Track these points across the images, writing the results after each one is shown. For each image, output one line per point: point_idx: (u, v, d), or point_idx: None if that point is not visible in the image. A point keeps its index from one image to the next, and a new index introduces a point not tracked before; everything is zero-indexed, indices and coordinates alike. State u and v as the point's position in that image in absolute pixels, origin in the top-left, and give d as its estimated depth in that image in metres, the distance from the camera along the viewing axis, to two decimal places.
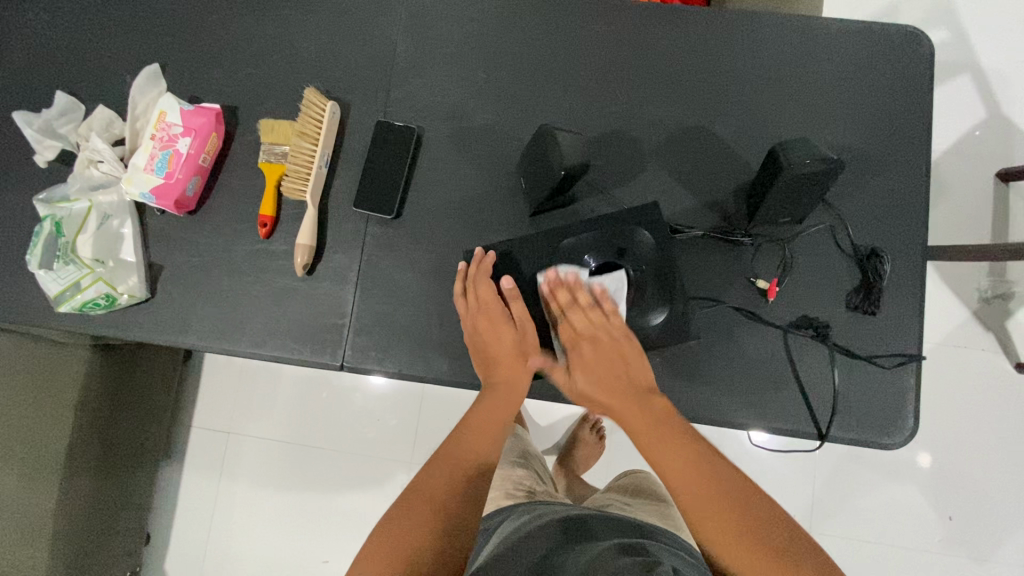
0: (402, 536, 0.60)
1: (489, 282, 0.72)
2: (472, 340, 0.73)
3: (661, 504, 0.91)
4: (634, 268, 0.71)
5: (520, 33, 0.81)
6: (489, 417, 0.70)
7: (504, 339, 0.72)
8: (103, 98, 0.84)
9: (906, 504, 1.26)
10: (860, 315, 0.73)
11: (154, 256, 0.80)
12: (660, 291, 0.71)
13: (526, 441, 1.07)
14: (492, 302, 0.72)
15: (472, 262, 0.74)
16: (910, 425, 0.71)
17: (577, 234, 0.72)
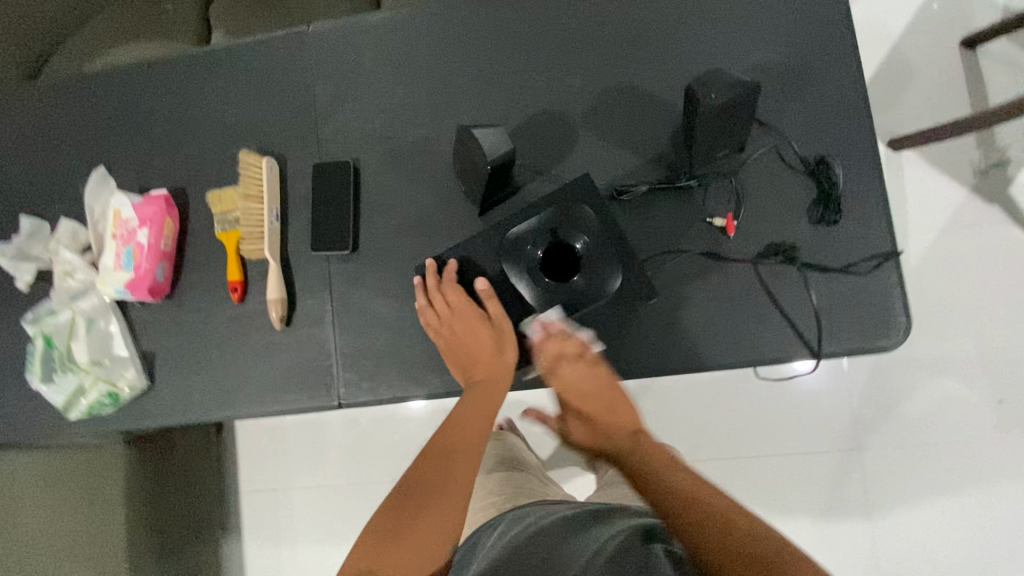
0: (396, 538, 0.64)
1: (456, 287, 0.73)
2: (449, 344, 0.75)
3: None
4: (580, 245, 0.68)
5: (429, 41, 0.82)
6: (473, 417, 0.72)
7: (482, 339, 0.73)
8: (64, 211, 0.88)
9: (950, 398, 1.22)
10: (825, 226, 0.72)
11: (144, 345, 0.84)
12: (611, 259, 0.68)
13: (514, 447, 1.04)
14: (463, 304, 0.73)
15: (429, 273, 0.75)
16: (902, 321, 0.70)
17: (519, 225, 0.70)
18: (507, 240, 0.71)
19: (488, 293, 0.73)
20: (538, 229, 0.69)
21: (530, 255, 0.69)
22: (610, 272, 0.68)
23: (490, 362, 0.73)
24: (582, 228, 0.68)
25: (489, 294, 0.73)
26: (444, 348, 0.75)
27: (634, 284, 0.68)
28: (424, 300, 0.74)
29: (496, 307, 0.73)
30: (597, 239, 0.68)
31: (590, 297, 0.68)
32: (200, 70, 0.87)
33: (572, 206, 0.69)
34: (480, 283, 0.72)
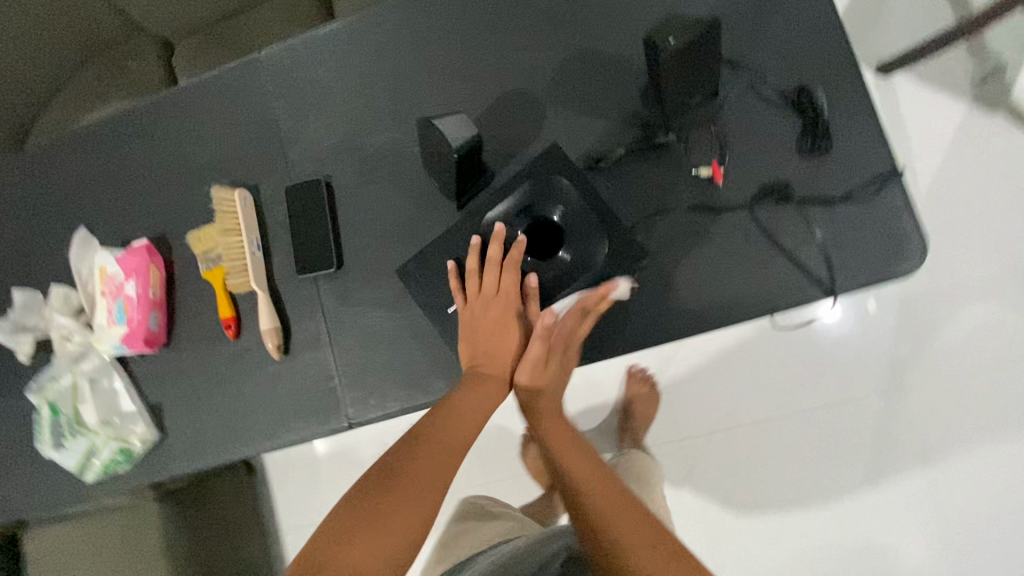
0: (378, 510, 0.52)
1: (514, 272, 0.67)
2: (471, 324, 0.68)
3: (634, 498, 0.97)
4: (563, 217, 0.67)
5: (380, 45, 0.80)
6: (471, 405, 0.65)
7: (510, 337, 0.67)
8: (54, 278, 0.88)
9: (987, 321, 1.16)
10: (817, 156, 0.68)
11: (149, 397, 0.83)
12: (597, 227, 0.67)
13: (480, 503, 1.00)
14: (510, 291, 0.67)
15: (494, 240, 0.67)
16: (917, 242, 0.65)
17: (500, 206, 0.70)
18: (484, 226, 0.70)
19: (534, 293, 0.67)
20: (515, 210, 0.69)
21: (512, 236, 0.69)
22: (594, 241, 0.67)
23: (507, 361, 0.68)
24: (559, 202, 0.68)
25: (535, 293, 0.67)
26: (463, 328, 0.68)
27: (622, 249, 0.67)
28: (473, 266, 0.68)
29: (537, 311, 0.67)
30: (576, 210, 0.67)
31: (578, 269, 0.67)
32: (164, 116, 0.87)
33: (546, 180, 0.68)
34: (536, 279, 0.66)
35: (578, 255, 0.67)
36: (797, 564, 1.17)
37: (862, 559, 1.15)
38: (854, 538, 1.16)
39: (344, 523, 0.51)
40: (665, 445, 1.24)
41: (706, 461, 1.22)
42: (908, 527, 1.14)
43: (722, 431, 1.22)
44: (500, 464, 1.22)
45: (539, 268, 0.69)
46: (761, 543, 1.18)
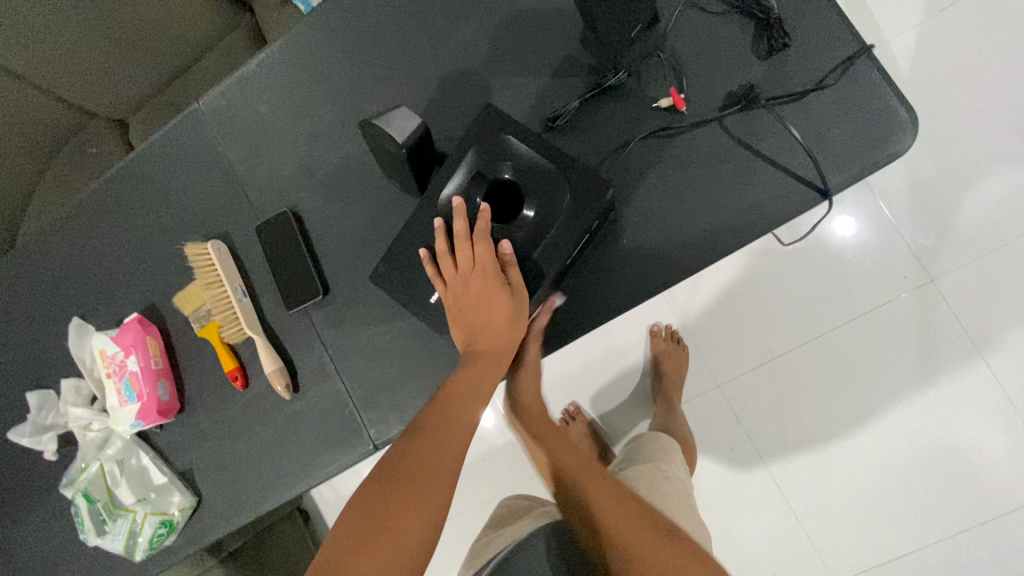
0: (387, 521, 0.48)
1: (486, 243, 0.59)
2: (456, 304, 0.61)
3: (659, 478, 0.86)
4: (521, 176, 0.61)
5: (312, 62, 0.79)
6: (469, 388, 0.57)
7: (495, 307, 0.59)
8: (63, 372, 0.89)
9: (1006, 187, 1.10)
10: (778, 56, 0.64)
11: (178, 465, 0.82)
12: (559, 175, 0.60)
13: (516, 501, 0.97)
14: (486, 261, 0.59)
15: (456, 216, 0.60)
16: (905, 117, 0.61)
17: (452, 179, 0.63)
18: (443, 205, 0.63)
19: (512, 259, 0.59)
20: (468, 181, 0.62)
21: (473, 208, 0.62)
22: (557, 188, 0.60)
23: (503, 336, 0.60)
24: (510, 158, 0.61)
25: (512, 260, 0.59)
26: (449, 309, 0.61)
27: (588, 191, 0.60)
28: (443, 249, 0.60)
29: (517, 277, 0.59)
30: (529, 162, 0.61)
31: (548, 221, 0.60)
32: (126, 189, 0.87)
33: (492, 140, 0.62)
34: (508, 246, 0.59)
35: (545, 209, 0.60)
36: (869, 482, 1.12)
37: (935, 461, 1.09)
38: (920, 441, 1.10)
39: (358, 526, 0.48)
40: (704, 394, 1.21)
41: (750, 400, 1.19)
42: (975, 417, 1.09)
43: (760, 366, 1.19)
44: None
45: (508, 233, 0.62)
46: (826, 470, 1.14)
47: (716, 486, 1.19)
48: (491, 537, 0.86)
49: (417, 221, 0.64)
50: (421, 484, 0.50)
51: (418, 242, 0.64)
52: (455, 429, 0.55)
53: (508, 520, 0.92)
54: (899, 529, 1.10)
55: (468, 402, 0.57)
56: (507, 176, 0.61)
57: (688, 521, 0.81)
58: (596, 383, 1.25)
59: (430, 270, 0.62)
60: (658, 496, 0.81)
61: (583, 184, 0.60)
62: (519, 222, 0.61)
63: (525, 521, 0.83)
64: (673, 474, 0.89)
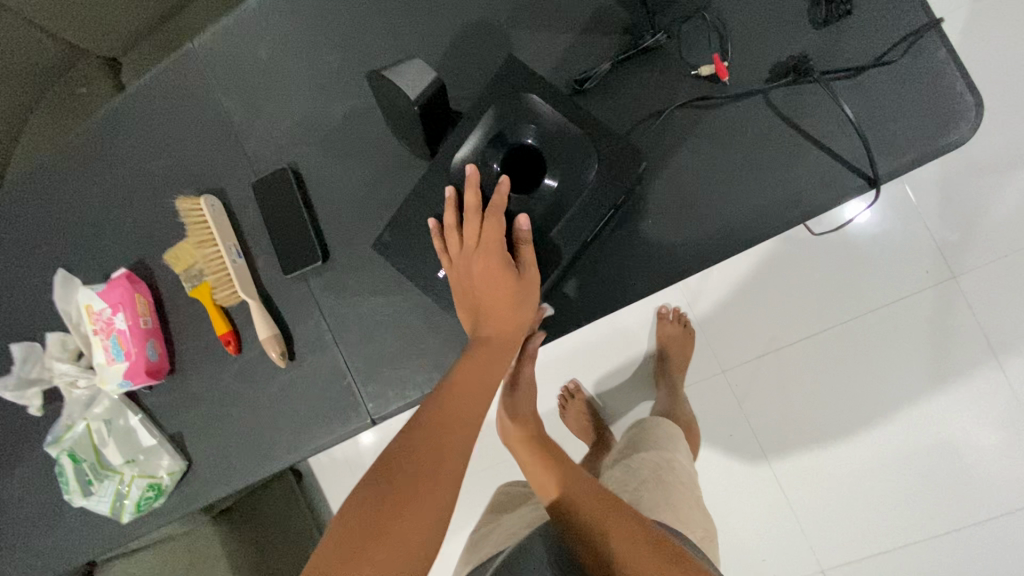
0: (385, 523, 0.44)
1: (499, 218, 0.53)
2: (463, 284, 0.55)
3: (664, 470, 0.84)
4: (544, 141, 0.55)
5: (318, 4, 0.72)
6: (477, 379, 0.54)
7: (506, 290, 0.54)
8: (48, 326, 0.85)
9: None
10: (835, 26, 0.58)
11: (167, 428, 0.80)
12: (587, 143, 0.54)
13: (517, 488, 0.97)
14: (498, 240, 0.53)
15: (468, 186, 0.54)
16: (971, 102, 0.55)
17: (467, 141, 0.57)
18: (456, 170, 0.57)
19: (528, 237, 0.53)
20: (485, 144, 0.56)
21: (489, 175, 0.56)
22: (583, 158, 0.54)
23: (512, 320, 0.55)
24: (534, 121, 0.55)
25: (527, 238, 0.53)
26: (455, 288, 0.56)
27: (616, 161, 0.54)
28: (452, 222, 0.55)
29: (531, 258, 0.54)
30: (554, 127, 0.55)
31: (572, 193, 0.54)
32: (114, 134, 0.81)
33: (515, 99, 0.55)
34: (525, 222, 0.53)
35: (569, 180, 0.55)
36: (868, 476, 1.10)
37: (939, 460, 1.08)
38: (925, 439, 1.08)
39: (355, 527, 0.44)
40: (709, 380, 1.19)
41: (755, 388, 1.16)
42: (981, 416, 1.06)
43: (768, 355, 1.16)
44: None
45: (525, 205, 0.56)
46: (824, 461, 1.12)
47: (713, 472, 1.17)
48: (492, 527, 0.86)
49: (426, 186, 0.59)
50: (424, 485, 0.46)
51: (426, 212, 0.59)
52: (461, 418, 0.51)
53: (509, 507, 0.92)
54: (891, 522, 1.09)
55: (475, 393, 0.53)
56: (529, 141, 0.56)
57: (692, 512, 0.81)
58: (599, 364, 1.22)
59: (437, 243, 0.56)
60: (664, 489, 0.81)
61: (611, 155, 0.54)
62: (538, 193, 0.55)
63: (527, 511, 0.83)
64: (679, 464, 0.87)
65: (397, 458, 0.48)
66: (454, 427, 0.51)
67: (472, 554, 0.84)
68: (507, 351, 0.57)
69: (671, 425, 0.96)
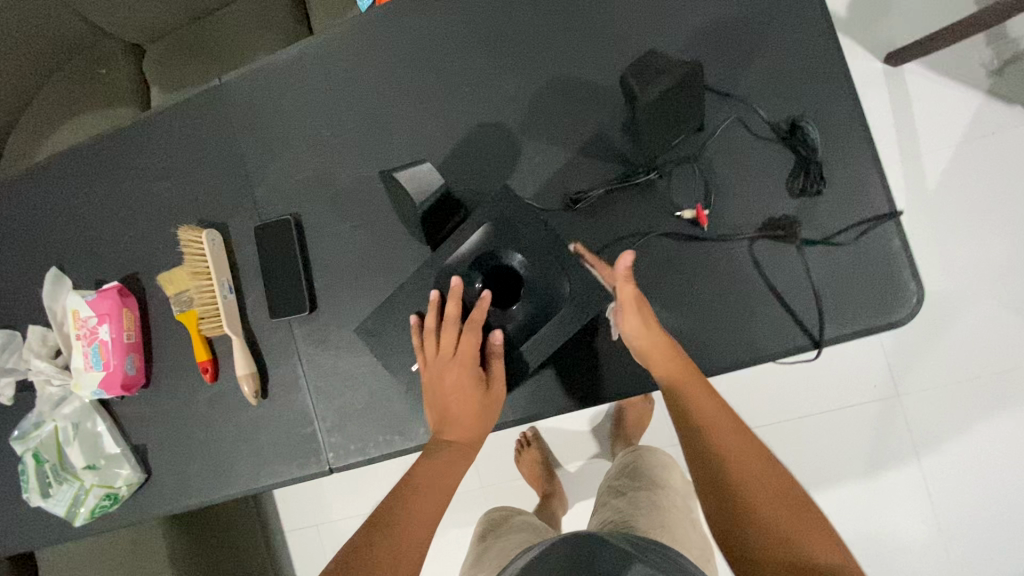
0: None
1: (476, 333, 0.58)
2: (433, 387, 0.60)
3: (659, 499, 0.86)
4: (525, 262, 0.59)
5: (346, 70, 0.76)
6: (436, 482, 0.57)
7: (471, 401, 0.59)
8: (31, 318, 0.88)
9: (990, 324, 1.14)
10: (808, 198, 0.63)
11: (134, 439, 0.83)
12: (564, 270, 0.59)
13: (507, 513, 1.00)
14: (472, 352, 0.58)
15: (451, 297, 0.58)
16: (913, 289, 0.61)
17: (458, 249, 0.60)
18: (444, 276, 0.61)
19: (499, 352, 0.59)
20: (473, 257, 0.60)
21: (470, 287, 0.60)
22: (559, 281, 0.58)
23: (473, 430, 0.59)
24: (519, 245, 0.59)
25: (498, 353, 0.59)
26: (426, 388, 0.60)
27: (589, 292, 0.59)
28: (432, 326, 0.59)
29: (500, 372, 0.59)
30: (538, 252, 0.59)
31: (545, 314, 0.59)
32: (128, 150, 0.84)
33: (507, 221, 0.59)
34: (500, 337, 0.58)
35: (543, 301, 0.59)
36: None
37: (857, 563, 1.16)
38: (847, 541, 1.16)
39: None
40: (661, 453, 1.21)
41: None
42: (900, 525, 1.15)
43: None
44: (496, 470, 1.26)
45: (502, 320, 0.60)
46: None
47: None
48: (483, 549, 0.90)
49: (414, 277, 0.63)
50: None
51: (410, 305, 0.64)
52: (435, 491, 0.57)
53: (495, 530, 0.96)
54: None
55: (433, 493, 0.57)
56: (512, 262, 0.59)
57: (685, 535, 0.81)
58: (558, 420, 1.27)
59: (416, 341, 0.61)
60: (660, 514, 0.82)
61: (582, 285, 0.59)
62: (512, 310, 0.60)
63: (521, 536, 0.89)
64: (668, 498, 0.87)
65: (385, 520, 0.54)
66: (410, 523, 0.54)
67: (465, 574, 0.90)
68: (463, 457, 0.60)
69: (661, 460, 0.97)
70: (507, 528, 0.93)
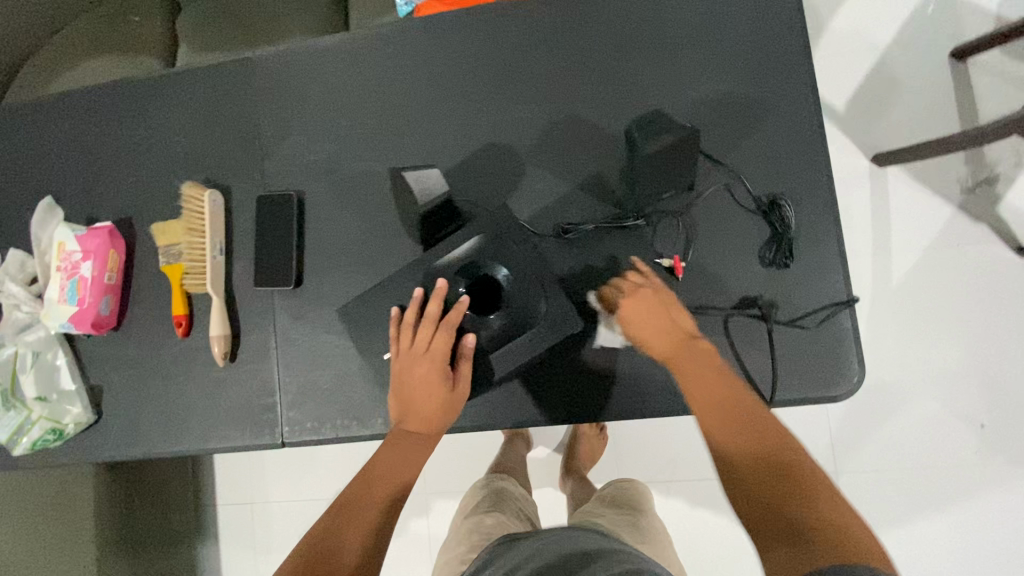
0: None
1: (449, 334, 0.62)
2: (400, 377, 0.63)
3: (641, 522, 0.88)
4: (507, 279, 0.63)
5: (376, 67, 0.80)
6: (397, 468, 0.61)
7: (433, 396, 0.62)
8: (13, 241, 0.88)
9: (932, 421, 1.22)
10: (776, 270, 0.69)
11: (93, 379, 0.83)
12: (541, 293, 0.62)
13: (493, 486, 1.01)
14: (441, 350, 0.62)
15: (433, 297, 0.62)
16: (856, 369, 0.67)
17: (446, 256, 0.64)
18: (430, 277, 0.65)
19: (469, 355, 0.62)
20: (461, 265, 0.64)
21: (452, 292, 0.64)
22: (537, 301, 0.62)
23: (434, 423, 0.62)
24: (505, 262, 0.63)
25: (468, 355, 0.62)
26: (393, 379, 0.64)
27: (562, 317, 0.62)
28: (410, 319, 0.63)
29: (467, 374, 0.62)
30: (520, 271, 0.62)
31: (518, 329, 0.63)
32: (146, 98, 0.86)
33: (496, 239, 0.63)
34: (472, 341, 0.62)
35: (517, 317, 0.63)
36: None
37: None
38: None
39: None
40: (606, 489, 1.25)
41: None
42: None
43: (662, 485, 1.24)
44: (443, 477, 1.27)
45: (477, 328, 0.64)
46: None
47: None
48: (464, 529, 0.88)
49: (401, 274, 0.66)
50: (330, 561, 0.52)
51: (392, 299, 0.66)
52: (398, 475, 0.60)
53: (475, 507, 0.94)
54: None
55: (393, 477, 0.60)
56: (497, 273, 0.63)
57: (665, 556, 0.84)
58: None
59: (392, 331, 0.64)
60: (639, 533, 0.84)
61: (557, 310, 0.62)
62: (488, 321, 0.64)
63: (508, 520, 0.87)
64: (647, 522, 0.90)
65: (352, 503, 0.58)
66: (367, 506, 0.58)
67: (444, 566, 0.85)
68: (422, 446, 0.63)
69: (642, 492, 1.00)
70: (490, 504, 0.93)
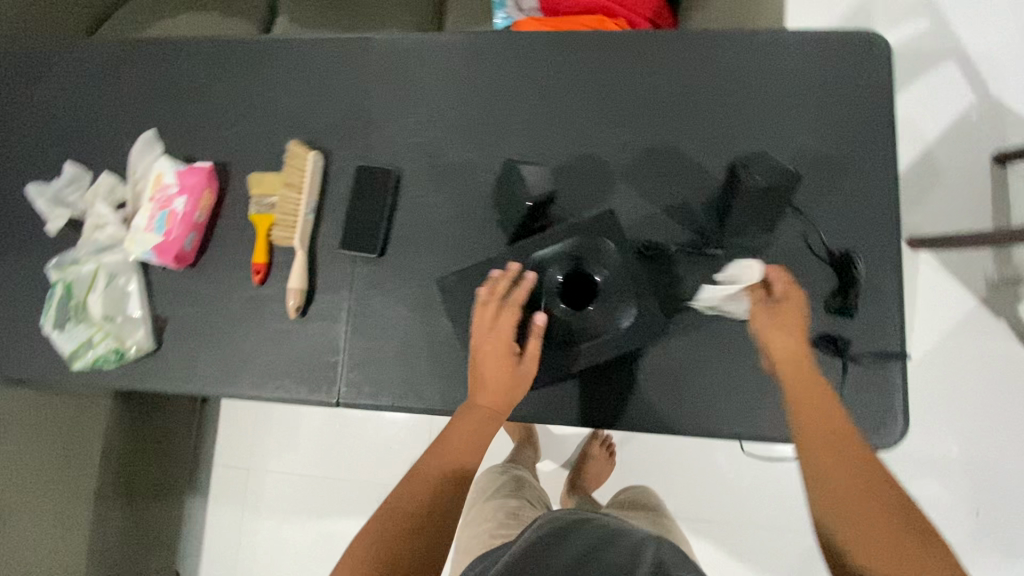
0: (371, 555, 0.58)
1: (512, 311, 0.66)
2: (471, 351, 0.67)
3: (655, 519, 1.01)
4: (600, 276, 0.70)
5: (488, 67, 0.85)
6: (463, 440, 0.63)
7: (499, 370, 0.65)
8: (105, 165, 0.90)
9: (928, 499, 1.28)
10: (839, 319, 0.73)
11: (158, 309, 0.85)
12: (628, 293, 0.70)
13: (512, 477, 1.04)
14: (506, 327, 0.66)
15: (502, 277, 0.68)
16: (900, 424, 0.71)
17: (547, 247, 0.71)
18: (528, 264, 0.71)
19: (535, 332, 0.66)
20: (557, 257, 0.70)
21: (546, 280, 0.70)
22: (626, 306, 0.71)
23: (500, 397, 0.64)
24: (600, 260, 0.70)
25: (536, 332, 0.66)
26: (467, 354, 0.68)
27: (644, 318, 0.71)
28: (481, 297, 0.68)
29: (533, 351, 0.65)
30: (614, 271, 0.70)
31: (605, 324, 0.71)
32: (263, 55, 0.90)
33: (594, 238, 0.70)
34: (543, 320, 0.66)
35: (604, 313, 0.70)
36: None
37: None
38: None
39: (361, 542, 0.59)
40: None
41: None
42: None
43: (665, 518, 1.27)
44: None
45: (565, 317, 0.70)
46: None
47: None
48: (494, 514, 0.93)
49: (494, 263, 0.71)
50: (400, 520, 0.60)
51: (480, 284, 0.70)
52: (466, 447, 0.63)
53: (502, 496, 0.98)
54: None
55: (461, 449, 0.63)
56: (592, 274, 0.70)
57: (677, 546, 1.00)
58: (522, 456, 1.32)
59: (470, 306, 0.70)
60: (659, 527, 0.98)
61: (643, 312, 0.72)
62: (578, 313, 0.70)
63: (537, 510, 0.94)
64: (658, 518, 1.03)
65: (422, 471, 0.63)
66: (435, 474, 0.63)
67: (472, 541, 0.92)
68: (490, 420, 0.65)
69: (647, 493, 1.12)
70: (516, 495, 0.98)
